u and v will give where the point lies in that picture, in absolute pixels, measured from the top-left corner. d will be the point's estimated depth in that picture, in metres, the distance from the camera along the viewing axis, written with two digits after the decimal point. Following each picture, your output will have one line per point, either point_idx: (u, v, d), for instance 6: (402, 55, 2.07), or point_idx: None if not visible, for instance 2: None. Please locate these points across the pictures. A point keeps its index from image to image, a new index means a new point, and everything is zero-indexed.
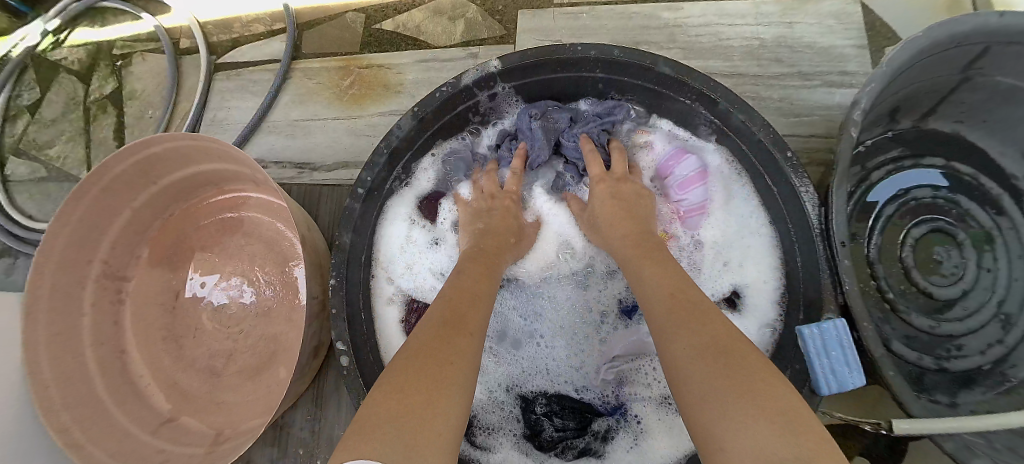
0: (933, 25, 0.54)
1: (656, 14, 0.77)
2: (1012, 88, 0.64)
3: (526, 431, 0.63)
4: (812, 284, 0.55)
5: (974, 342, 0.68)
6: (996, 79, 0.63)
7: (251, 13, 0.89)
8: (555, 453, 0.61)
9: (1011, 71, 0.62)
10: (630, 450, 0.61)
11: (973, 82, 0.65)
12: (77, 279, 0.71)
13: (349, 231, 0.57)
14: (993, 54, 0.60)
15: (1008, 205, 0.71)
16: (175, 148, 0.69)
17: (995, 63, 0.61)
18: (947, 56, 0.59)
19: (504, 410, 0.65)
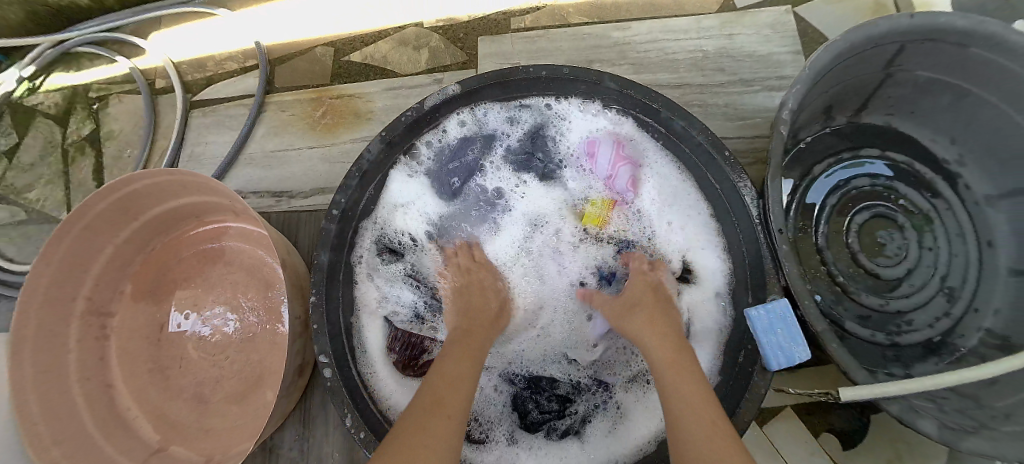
0: (850, 29, 0.56)
1: (606, 34, 0.82)
2: (933, 81, 0.68)
3: (518, 420, 0.64)
4: (756, 274, 0.57)
5: (923, 317, 0.69)
6: (916, 73, 0.67)
7: (224, 52, 0.93)
8: (542, 436, 0.62)
9: (930, 66, 0.65)
10: (608, 433, 0.61)
11: (897, 77, 0.68)
12: (60, 317, 0.74)
13: (327, 251, 0.60)
14: (910, 52, 0.63)
15: (942, 187, 0.73)
16: (155, 184, 0.72)
17: (914, 60, 0.65)
18: (867, 56, 0.62)
19: (497, 403, 0.65)
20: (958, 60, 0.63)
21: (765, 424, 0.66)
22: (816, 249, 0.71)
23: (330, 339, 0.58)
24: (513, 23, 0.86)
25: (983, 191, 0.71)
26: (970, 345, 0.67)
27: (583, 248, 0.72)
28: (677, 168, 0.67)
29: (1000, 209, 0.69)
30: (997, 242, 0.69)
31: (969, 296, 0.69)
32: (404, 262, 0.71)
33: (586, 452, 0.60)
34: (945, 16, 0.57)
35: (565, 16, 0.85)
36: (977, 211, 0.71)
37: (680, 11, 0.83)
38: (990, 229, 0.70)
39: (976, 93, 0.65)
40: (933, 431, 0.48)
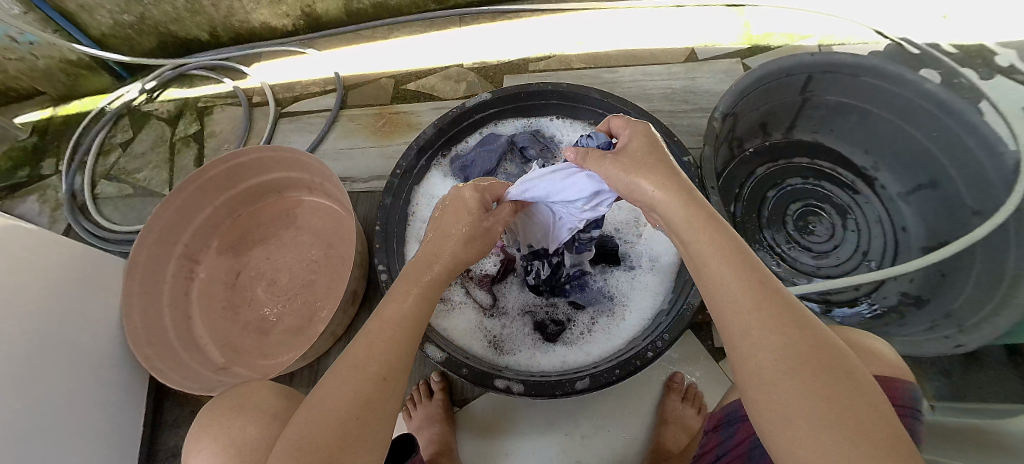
0: (766, 62, 0.83)
1: (600, 76, 1.12)
2: (840, 104, 0.93)
3: (533, 330, 0.77)
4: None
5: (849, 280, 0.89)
6: (826, 97, 0.92)
7: (309, 79, 1.22)
8: (553, 343, 0.75)
9: (835, 91, 0.90)
10: (603, 338, 0.74)
11: (812, 101, 0.93)
12: (163, 254, 0.93)
13: (389, 195, 0.81)
14: (818, 81, 0.88)
15: (862, 187, 0.98)
16: (258, 158, 0.97)
17: (821, 87, 0.90)
18: (784, 82, 0.87)
19: (512, 320, 0.78)
20: (856, 86, 0.88)
21: (720, 360, 0.83)
22: (759, 227, 0.93)
23: (386, 255, 0.77)
24: (530, 66, 1.15)
25: (895, 189, 0.95)
26: (890, 303, 0.85)
27: None
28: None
29: (910, 202, 0.93)
30: (909, 227, 0.93)
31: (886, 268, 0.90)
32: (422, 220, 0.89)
33: (582, 354, 0.73)
34: (837, 55, 0.84)
35: (569, 63, 1.14)
36: (891, 204, 0.95)
37: (655, 60, 1.12)
38: (903, 218, 0.93)
39: (876, 113, 0.91)
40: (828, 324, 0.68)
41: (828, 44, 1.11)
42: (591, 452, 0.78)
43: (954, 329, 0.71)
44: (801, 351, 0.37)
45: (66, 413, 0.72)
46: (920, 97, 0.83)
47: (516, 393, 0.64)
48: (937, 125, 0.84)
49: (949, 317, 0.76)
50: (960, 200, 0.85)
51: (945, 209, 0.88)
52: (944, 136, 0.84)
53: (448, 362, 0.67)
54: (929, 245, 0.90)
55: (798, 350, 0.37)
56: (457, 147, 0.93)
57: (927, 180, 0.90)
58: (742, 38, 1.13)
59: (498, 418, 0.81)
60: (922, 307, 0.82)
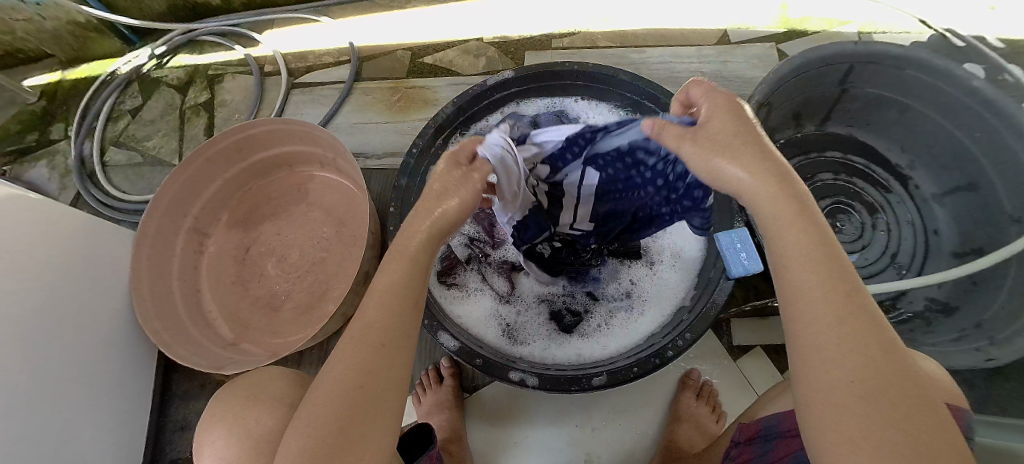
0: (805, 50, 0.78)
1: (628, 56, 1.06)
2: (880, 98, 0.87)
3: (549, 320, 0.75)
4: (726, 206, 0.72)
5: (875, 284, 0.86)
6: (865, 90, 0.87)
7: (322, 49, 1.18)
8: (569, 334, 0.73)
9: (875, 84, 0.85)
10: (621, 331, 0.72)
11: (850, 93, 0.88)
12: (172, 227, 0.92)
13: (404, 177, 0.79)
14: (858, 72, 0.83)
15: (895, 185, 0.93)
16: (268, 130, 0.94)
17: (861, 79, 0.85)
18: (822, 72, 0.82)
19: (529, 309, 0.76)
20: (899, 79, 0.83)
21: (739, 359, 0.81)
22: None
23: None
24: (553, 42, 1.10)
25: (930, 190, 0.90)
26: (916, 309, 0.82)
27: None
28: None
29: (943, 204, 0.89)
30: (941, 231, 0.88)
31: (915, 272, 0.86)
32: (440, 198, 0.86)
33: (600, 347, 0.71)
34: (881, 45, 0.78)
35: (595, 40, 1.09)
36: (923, 205, 0.91)
37: (686, 41, 1.06)
38: (935, 221, 0.89)
39: (917, 108, 0.85)
40: None
41: (869, 31, 1.04)
42: (603, 446, 0.76)
43: (986, 342, 0.69)
44: (875, 368, 0.34)
45: (75, 384, 0.72)
46: (965, 95, 0.78)
47: (530, 387, 0.63)
48: (981, 125, 0.78)
49: (978, 328, 0.72)
50: (999, 205, 0.81)
51: (980, 214, 0.83)
52: (987, 137, 0.78)
53: (462, 351, 0.66)
54: (961, 250, 0.85)
55: (876, 373, 0.34)
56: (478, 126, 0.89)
57: (964, 181, 0.85)
58: (779, 22, 1.06)
59: (509, 407, 0.80)
60: (950, 316, 0.78)
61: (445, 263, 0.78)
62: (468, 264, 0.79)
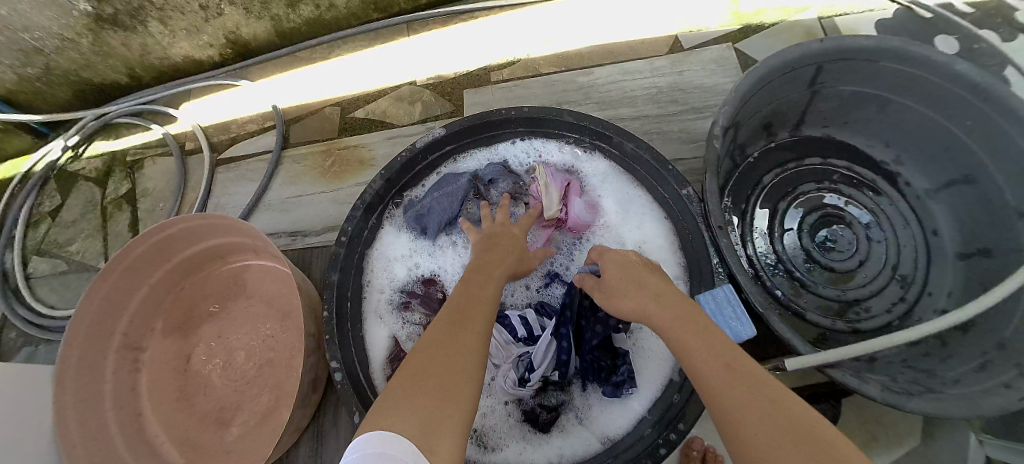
0: (768, 56, 0.69)
1: (573, 80, 0.97)
2: (857, 94, 0.80)
3: (521, 414, 0.65)
4: (705, 258, 0.65)
5: (880, 303, 0.78)
6: (840, 87, 0.79)
7: (246, 115, 1.08)
8: (548, 429, 0.63)
9: (850, 80, 0.77)
10: (605, 414, 0.64)
11: (822, 94, 0.80)
12: (99, 350, 0.82)
13: (336, 271, 0.68)
14: (828, 71, 0.75)
15: (885, 185, 0.85)
16: (188, 227, 0.83)
17: (834, 77, 0.77)
18: (790, 78, 0.74)
19: (497, 407, 0.65)
20: (875, 72, 0.75)
21: None
22: (774, 250, 0.81)
23: (340, 347, 0.65)
24: (492, 76, 1.00)
25: (922, 186, 0.82)
26: (926, 326, 0.74)
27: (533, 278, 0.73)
28: (625, 180, 0.76)
29: (938, 200, 0.81)
30: (941, 231, 0.80)
31: (922, 282, 0.79)
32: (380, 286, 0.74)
33: (584, 439, 0.62)
34: (849, 39, 0.70)
35: (537, 67, 0.99)
36: (919, 204, 0.83)
37: (634, 55, 0.97)
38: (933, 219, 0.81)
39: (899, 101, 0.78)
40: (876, 392, 0.55)
41: (829, 16, 0.95)
42: None
43: (1013, 371, 0.60)
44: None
45: None
46: (950, 82, 0.70)
47: None
48: (971, 113, 0.71)
49: (1002, 348, 0.64)
50: (1001, 200, 0.72)
51: (980, 211, 0.75)
52: (981, 125, 0.71)
53: None
54: (967, 251, 0.77)
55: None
56: (409, 192, 0.78)
57: (960, 174, 0.77)
58: (731, 17, 0.97)
59: None
60: (965, 333, 0.70)
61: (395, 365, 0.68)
62: None
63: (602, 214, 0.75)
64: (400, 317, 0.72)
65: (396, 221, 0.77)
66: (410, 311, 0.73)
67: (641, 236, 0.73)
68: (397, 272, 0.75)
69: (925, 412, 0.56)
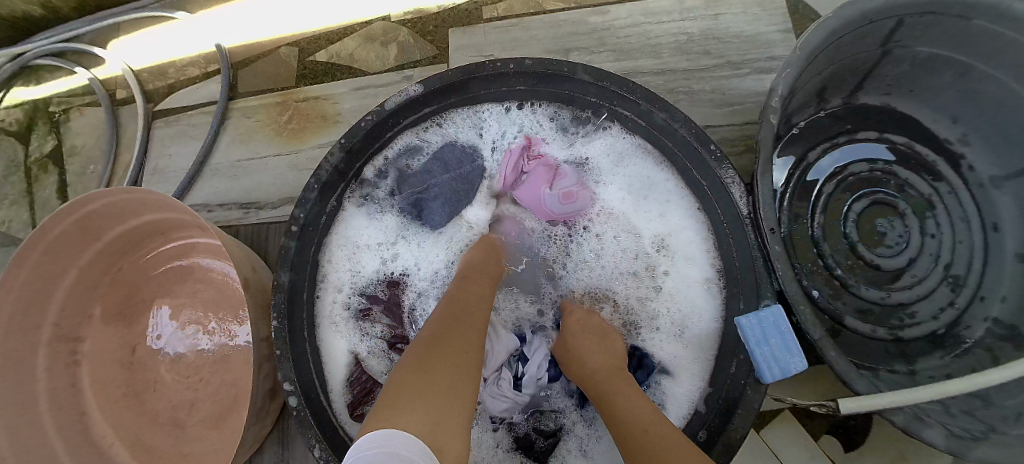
0: (840, 7, 0.51)
1: (584, 19, 0.77)
2: (932, 58, 0.62)
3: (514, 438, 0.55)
4: (747, 266, 0.52)
5: (927, 308, 0.66)
6: (916, 50, 0.61)
7: (184, 59, 0.89)
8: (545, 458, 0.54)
9: (932, 40, 0.59)
10: (612, 440, 0.54)
11: (893, 55, 0.62)
12: (26, 346, 0.70)
13: (286, 271, 0.54)
14: (908, 26, 0.57)
15: (944, 169, 0.68)
16: (112, 202, 0.68)
17: (913, 35, 0.58)
18: (861, 33, 0.56)
19: (485, 429, 0.56)
20: (962, 32, 0.57)
21: (762, 428, 0.64)
22: (813, 242, 0.66)
23: (294, 365, 0.53)
24: (485, 13, 0.80)
25: (987, 171, 0.66)
26: (976, 336, 0.63)
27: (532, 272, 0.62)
28: (648, 155, 0.60)
29: (1003, 190, 0.65)
30: (1003, 226, 0.65)
31: (975, 284, 0.65)
32: (343, 285, 0.61)
33: None
34: None
35: (540, 2, 0.79)
36: (980, 192, 0.67)
37: None
38: (995, 211, 0.66)
39: (982, 70, 0.60)
40: (937, 439, 0.47)
41: None
42: None
43: None
44: None
45: None
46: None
47: None
48: None
49: None
50: None
51: None
52: None
53: None
54: None
55: None
56: (377, 166, 0.63)
57: None
58: None
59: None
60: None
61: (359, 388, 0.57)
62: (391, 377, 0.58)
63: (605, 198, 0.62)
64: (367, 323, 0.60)
65: (364, 202, 0.63)
66: (380, 315, 0.60)
67: (662, 227, 0.60)
68: (362, 266, 0.62)
69: (988, 463, 0.48)
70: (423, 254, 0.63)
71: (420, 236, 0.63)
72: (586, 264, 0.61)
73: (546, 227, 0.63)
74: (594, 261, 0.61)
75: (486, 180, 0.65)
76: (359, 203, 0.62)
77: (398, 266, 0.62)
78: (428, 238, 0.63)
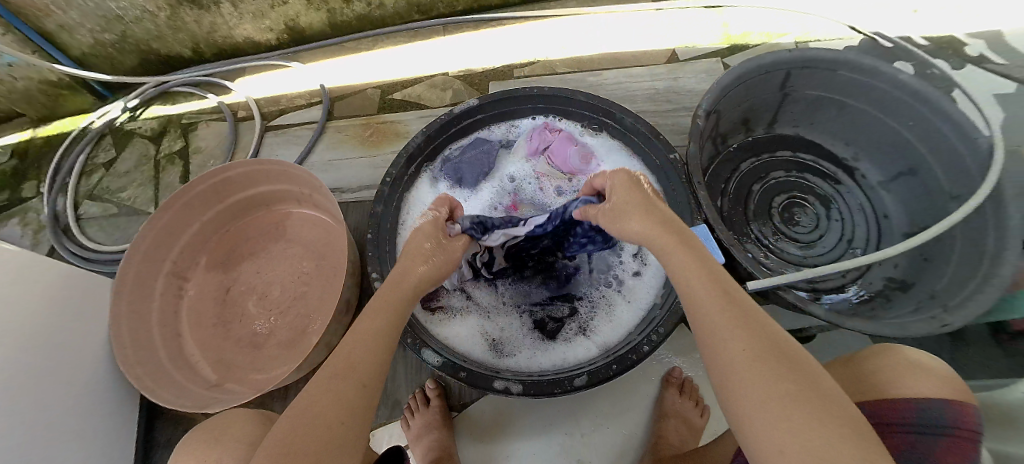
0: (746, 60, 0.86)
1: (584, 80, 1.14)
2: (820, 98, 0.96)
3: (535, 327, 0.80)
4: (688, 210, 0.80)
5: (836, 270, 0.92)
6: (805, 92, 0.95)
7: (294, 92, 1.22)
8: (557, 339, 0.79)
9: (814, 85, 0.94)
10: (603, 327, 0.79)
11: (792, 97, 0.97)
12: (152, 272, 0.92)
13: (380, 205, 0.82)
14: (796, 76, 0.92)
15: (843, 177, 1.01)
16: (245, 172, 0.96)
17: (801, 82, 0.93)
18: (765, 79, 0.90)
19: (514, 322, 0.81)
20: (834, 80, 0.92)
21: None
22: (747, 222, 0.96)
23: (379, 263, 0.78)
24: (515, 72, 1.17)
25: (876, 178, 0.98)
26: (875, 288, 0.89)
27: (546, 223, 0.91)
28: (625, 151, 0.92)
29: (890, 190, 0.96)
30: (891, 215, 0.96)
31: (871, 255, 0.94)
32: (418, 229, 0.89)
33: (584, 347, 0.77)
34: (814, 50, 0.87)
35: (554, 67, 1.17)
36: (872, 193, 0.98)
37: (637, 63, 1.14)
38: (884, 205, 0.97)
39: (854, 105, 0.94)
40: (820, 311, 0.68)
41: (802, 42, 1.15)
42: (591, 450, 0.79)
43: (940, 310, 0.74)
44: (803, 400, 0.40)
45: (46, 441, 0.70)
46: (896, 87, 0.87)
47: (515, 394, 0.65)
48: (912, 114, 0.87)
49: (933, 298, 0.79)
50: (939, 186, 0.88)
51: (925, 197, 0.91)
52: (919, 124, 0.87)
53: (446, 366, 0.68)
54: (911, 231, 0.93)
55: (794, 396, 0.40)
56: (448, 150, 0.94)
57: (906, 167, 0.93)
58: (721, 39, 1.16)
59: (496, 421, 0.82)
60: (907, 291, 0.85)
61: (428, 290, 0.84)
62: (448, 287, 0.84)
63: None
64: None
65: (437, 174, 0.92)
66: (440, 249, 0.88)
67: None
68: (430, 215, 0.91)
69: (862, 330, 0.68)
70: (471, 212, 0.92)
71: (470, 199, 0.93)
72: None
73: (557, 189, 0.93)
74: None
75: (516, 162, 0.95)
76: (435, 173, 0.92)
77: None
78: (477, 200, 0.93)
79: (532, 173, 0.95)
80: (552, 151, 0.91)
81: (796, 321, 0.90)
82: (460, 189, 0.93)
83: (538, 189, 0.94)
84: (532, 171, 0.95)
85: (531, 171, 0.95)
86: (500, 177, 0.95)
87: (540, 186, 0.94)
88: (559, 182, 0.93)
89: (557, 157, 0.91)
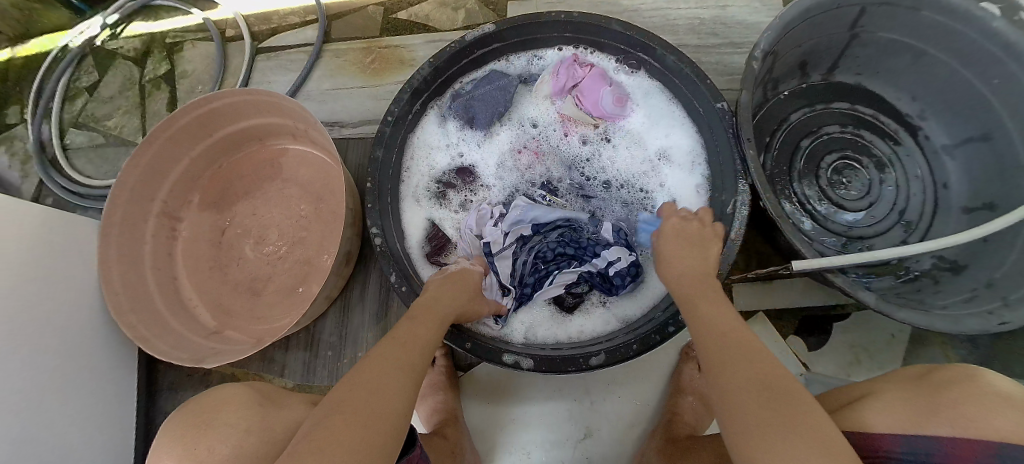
0: None
1: (618, 2, 0.96)
2: (893, 43, 0.79)
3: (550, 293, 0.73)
4: (731, 171, 0.68)
5: (884, 243, 0.82)
6: (877, 35, 0.78)
7: (286, 8, 1.07)
8: (572, 310, 0.72)
9: (887, 27, 0.77)
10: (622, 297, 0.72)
11: (861, 38, 0.80)
12: (140, 212, 0.85)
13: (380, 149, 0.71)
14: (871, 13, 0.74)
15: (904, 137, 0.86)
16: (230, 103, 0.85)
17: (873, 22, 0.76)
18: (832, 15, 0.73)
19: None
20: (913, 22, 0.74)
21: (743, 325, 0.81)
22: (792, 183, 0.83)
23: (380, 216, 0.69)
24: None
25: (941, 140, 0.83)
26: (923, 267, 0.76)
27: (566, 175, 0.80)
28: (664, 94, 0.78)
29: (953, 156, 0.82)
30: (951, 185, 0.82)
31: (924, 229, 0.81)
32: (422, 177, 0.79)
33: (600, 319, 0.71)
34: None
35: None
36: (934, 157, 0.84)
37: None
38: (946, 174, 0.82)
39: (932, 55, 0.77)
40: (871, 299, 0.58)
41: None
42: (601, 417, 0.75)
43: (998, 303, 0.63)
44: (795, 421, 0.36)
45: (43, 389, 0.67)
46: (985, 38, 0.69)
47: (526, 369, 0.60)
48: (999, 71, 0.70)
49: (990, 287, 0.68)
50: (1015, 159, 0.73)
51: (995, 168, 0.76)
52: (1007, 84, 0.71)
53: (453, 335, 0.63)
54: (972, 206, 0.79)
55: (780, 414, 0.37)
56: (459, 83, 0.81)
57: (979, 132, 0.78)
58: None
59: (503, 383, 0.78)
60: (958, 273, 0.73)
61: (433, 246, 0.76)
62: (454, 244, 0.77)
63: (631, 121, 0.80)
64: (438, 204, 0.79)
65: (447, 113, 0.80)
66: (447, 200, 0.79)
67: (666, 145, 0.78)
68: (436, 160, 0.80)
69: (914, 324, 0.59)
70: (483, 158, 0.81)
71: (483, 143, 0.82)
72: (610, 172, 0.79)
73: (581, 137, 0.81)
74: (615, 171, 0.79)
75: (536, 103, 0.83)
76: (445, 111, 0.80)
77: (465, 165, 0.81)
78: (489, 145, 0.82)
79: (554, 116, 0.82)
80: (582, 91, 0.78)
81: (834, 298, 0.80)
82: (472, 131, 0.81)
83: (559, 135, 0.82)
84: (555, 113, 0.82)
85: (553, 114, 0.82)
86: (517, 119, 0.83)
87: (561, 132, 0.82)
88: (585, 128, 0.81)
89: (586, 96, 0.78)
